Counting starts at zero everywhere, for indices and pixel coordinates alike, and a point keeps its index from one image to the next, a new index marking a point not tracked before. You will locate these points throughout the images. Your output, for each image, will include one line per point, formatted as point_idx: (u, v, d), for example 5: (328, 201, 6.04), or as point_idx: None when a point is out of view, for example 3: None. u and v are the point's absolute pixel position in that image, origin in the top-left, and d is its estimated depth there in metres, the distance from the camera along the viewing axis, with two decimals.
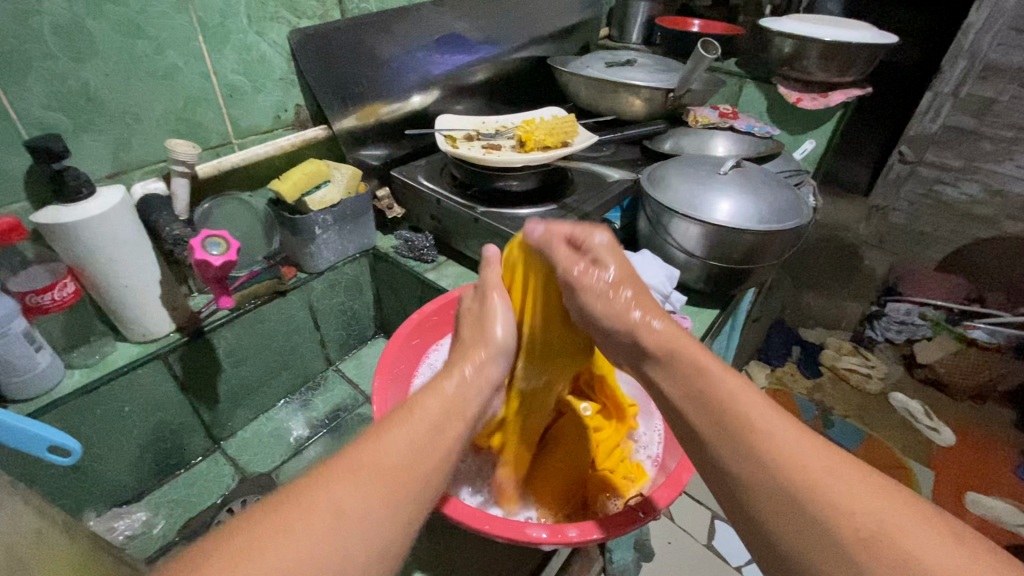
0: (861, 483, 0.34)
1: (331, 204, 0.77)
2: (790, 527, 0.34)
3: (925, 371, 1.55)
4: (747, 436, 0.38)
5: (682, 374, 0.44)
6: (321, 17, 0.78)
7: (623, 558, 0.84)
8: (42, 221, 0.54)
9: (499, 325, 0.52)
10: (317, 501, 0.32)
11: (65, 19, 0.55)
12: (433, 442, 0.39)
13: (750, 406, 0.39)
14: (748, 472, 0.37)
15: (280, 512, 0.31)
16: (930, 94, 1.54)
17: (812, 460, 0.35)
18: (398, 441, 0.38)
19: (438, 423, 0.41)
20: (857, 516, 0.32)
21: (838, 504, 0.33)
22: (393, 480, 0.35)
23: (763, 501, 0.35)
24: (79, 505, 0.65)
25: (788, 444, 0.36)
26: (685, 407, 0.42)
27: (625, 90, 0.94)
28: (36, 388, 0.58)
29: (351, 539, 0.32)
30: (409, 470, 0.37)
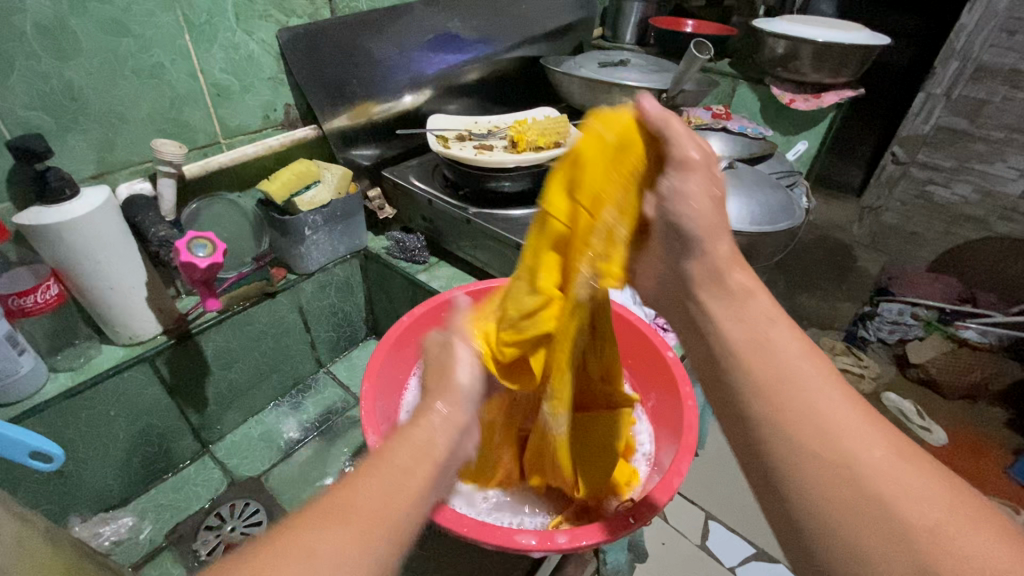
0: (920, 469, 0.29)
1: (321, 205, 0.76)
2: (833, 501, 0.29)
3: (917, 371, 1.54)
4: (797, 395, 0.32)
5: (739, 318, 0.37)
6: (311, 15, 0.77)
7: (617, 559, 0.84)
8: (24, 222, 0.53)
9: (464, 368, 0.44)
10: (295, 545, 0.28)
11: (47, 17, 0.54)
12: (404, 478, 0.34)
13: (806, 366, 0.34)
14: (792, 433, 0.31)
15: (253, 559, 0.26)
16: (923, 95, 1.57)
17: (868, 432, 0.31)
18: (382, 478, 0.33)
19: (409, 463, 0.35)
20: (915, 501, 0.28)
21: (894, 483, 0.28)
22: (350, 531, 0.29)
23: (801, 468, 0.31)
24: (65, 510, 0.64)
25: (840, 411, 0.31)
26: (728, 354, 0.36)
27: (618, 91, 0.94)
28: (19, 392, 0.57)
29: None
30: (374, 518, 0.31)
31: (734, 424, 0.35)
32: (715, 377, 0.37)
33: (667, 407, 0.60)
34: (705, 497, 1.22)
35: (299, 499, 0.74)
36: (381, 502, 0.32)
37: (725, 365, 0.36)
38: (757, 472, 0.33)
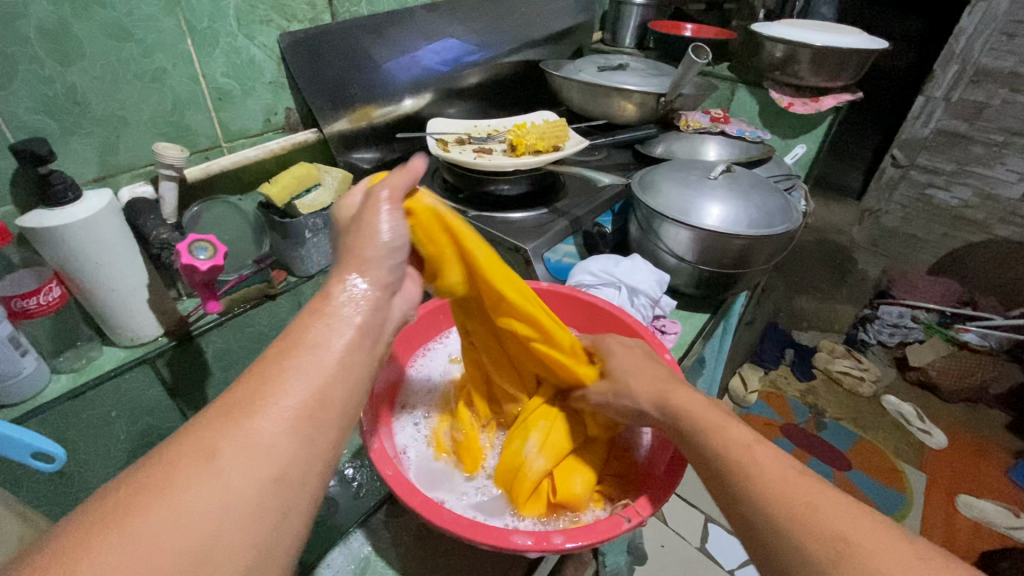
0: (838, 505, 0.33)
1: (321, 208, 0.76)
2: (773, 548, 0.34)
3: (916, 374, 1.56)
4: (730, 453, 0.39)
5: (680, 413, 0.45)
6: (312, 20, 0.78)
7: (616, 561, 0.84)
8: (27, 224, 0.54)
9: (382, 227, 0.41)
10: (205, 447, 0.28)
11: (51, 23, 0.54)
12: (337, 360, 0.33)
13: (735, 432, 0.40)
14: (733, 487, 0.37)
15: (167, 464, 0.27)
16: (922, 98, 1.56)
17: (792, 479, 0.35)
18: (301, 365, 0.32)
19: (335, 341, 0.34)
20: (828, 532, 0.32)
21: (814, 521, 0.32)
22: (283, 413, 0.30)
23: (744, 512, 0.36)
24: (66, 510, 0.65)
25: (769, 463, 0.37)
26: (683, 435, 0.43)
27: (617, 94, 0.94)
28: (23, 393, 0.58)
29: (247, 474, 0.28)
30: (310, 401, 0.31)
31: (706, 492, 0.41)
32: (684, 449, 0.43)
33: None
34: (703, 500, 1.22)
35: None
36: (318, 385, 0.32)
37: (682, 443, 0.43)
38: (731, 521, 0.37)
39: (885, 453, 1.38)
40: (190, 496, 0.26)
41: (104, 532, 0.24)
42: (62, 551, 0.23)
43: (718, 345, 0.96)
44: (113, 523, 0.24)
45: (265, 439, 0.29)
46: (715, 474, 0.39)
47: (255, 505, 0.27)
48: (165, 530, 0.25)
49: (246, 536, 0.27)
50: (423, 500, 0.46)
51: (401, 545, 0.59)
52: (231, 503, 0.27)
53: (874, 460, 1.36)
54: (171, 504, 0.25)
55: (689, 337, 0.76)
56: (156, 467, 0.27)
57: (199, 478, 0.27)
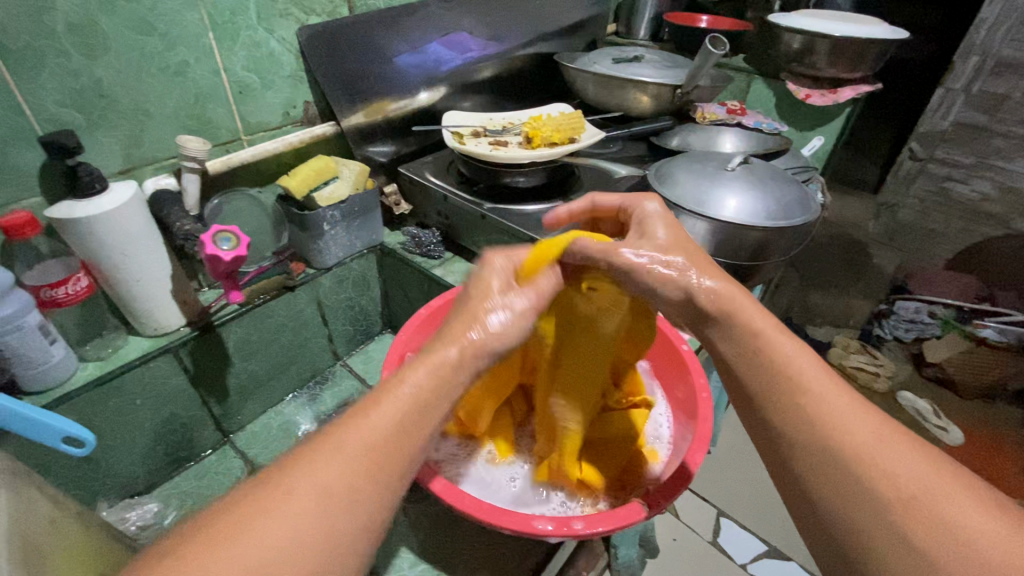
0: (908, 451, 0.34)
1: (339, 200, 0.77)
2: (834, 487, 0.35)
3: (934, 370, 1.55)
4: (799, 395, 0.38)
5: (739, 335, 0.41)
6: (330, 13, 0.79)
7: (629, 554, 0.85)
8: (56, 215, 0.55)
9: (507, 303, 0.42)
10: (299, 479, 0.31)
11: (78, 17, 0.55)
12: (429, 414, 0.36)
13: (803, 366, 0.39)
14: (797, 430, 0.37)
15: (269, 490, 0.30)
16: (942, 90, 1.53)
17: (863, 426, 0.35)
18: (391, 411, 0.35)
19: (432, 396, 0.37)
20: (902, 480, 0.33)
21: (886, 468, 0.33)
22: (379, 460, 0.33)
23: (807, 456, 0.36)
24: (92, 495, 0.66)
25: (839, 406, 0.37)
26: (742, 367, 0.41)
27: (633, 86, 0.94)
28: (51, 379, 0.59)
29: (334, 512, 0.31)
30: (397, 451, 0.34)
31: (754, 420, 0.40)
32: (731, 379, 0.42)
33: (686, 397, 0.61)
34: (716, 494, 1.22)
35: None
36: (408, 435, 0.35)
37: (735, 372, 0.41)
38: (783, 459, 0.38)
39: None
40: (293, 524, 0.29)
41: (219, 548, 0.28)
42: (188, 558, 0.27)
43: None
44: (230, 541, 0.28)
45: (363, 483, 0.32)
46: (773, 410, 0.38)
47: (347, 541, 0.31)
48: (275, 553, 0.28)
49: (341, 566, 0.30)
50: (444, 486, 0.47)
51: (421, 531, 0.60)
52: (330, 535, 0.30)
53: None
54: (277, 528, 0.29)
55: None
56: (259, 487, 0.31)
57: (304, 504, 0.30)
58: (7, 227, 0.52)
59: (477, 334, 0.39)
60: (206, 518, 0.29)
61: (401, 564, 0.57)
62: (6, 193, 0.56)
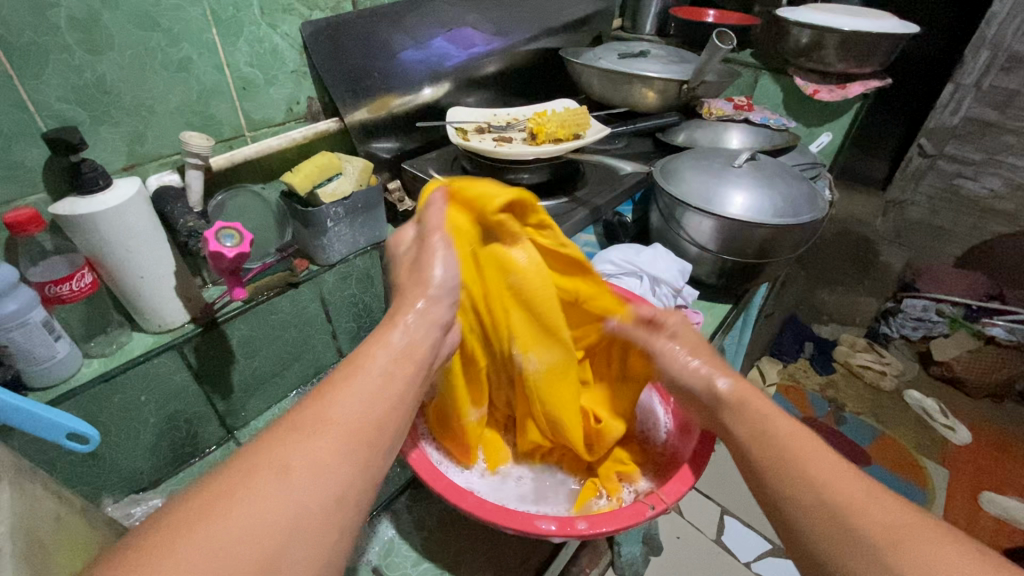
0: (886, 499, 0.37)
1: (342, 196, 0.77)
2: (825, 530, 0.37)
3: (941, 368, 1.52)
4: (791, 456, 0.42)
5: (746, 416, 0.47)
6: (333, 9, 0.78)
7: (631, 551, 0.85)
8: (60, 211, 0.55)
9: (438, 266, 0.49)
10: (270, 459, 0.33)
11: (81, 12, 0.55)
12: (390, 392, 0.40)
13: (795, 435, 0.43)
14: (788, 486, 0.40)
15: (238, 470, 0.32)
16: (952, 86, 1.52)
17: (850, 480, 0.39)
18: (352, 398, 0.38)
19: (388, 372, 0.41)
20: (884, 524, 0.36)
21: (868, 513, 0.36)
22: (348, 435, 0.36)
23: (798, 508, 0.39)
24: (97, 490, 0.66)
25: (820, 461, 0.40)
26: (743, 437, 0.46)
27: (638, 82, 0.93)
28: (55, 375, 0.59)
29: (304, 489, 0.32)
30: (363, 426, 0.37)
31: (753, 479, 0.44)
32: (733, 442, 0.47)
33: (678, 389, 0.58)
34: (721, 493, 1.22)
35: None
36: (374, 413, 0.38)
37: (738, 445, 0.46)
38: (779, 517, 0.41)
39: (906, 448, 1.36)
40: (267, 497, 0.31)
41: (190, 529, 0.28)
42: (157, 540, 0.28)
43: (738, 335, 0.94)
44: (206, 514, 0.29)
45: (332, 454, 0.34)
46: (766, 468, 0.42)
47: (322, 513, 0.32)
48: (250, 523, 0.30)
49: (317, 539, 0.31)
50: (448, 486, 0.47)
51: (424, 530, 0.60)
52: (302, 510, 0.31)
53: (896, 454, 1.34)
54: (252, 500, 0.30)
55: (711, 329, 0.75)
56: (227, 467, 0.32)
57: (275, 482, 0.32)
58: (11, 223, 0.52)
59: (421, 303, 0.47)
60: (180, 497, 0.30)
61: (404, 563, 0.57)
62: (9, 189, 0.56)
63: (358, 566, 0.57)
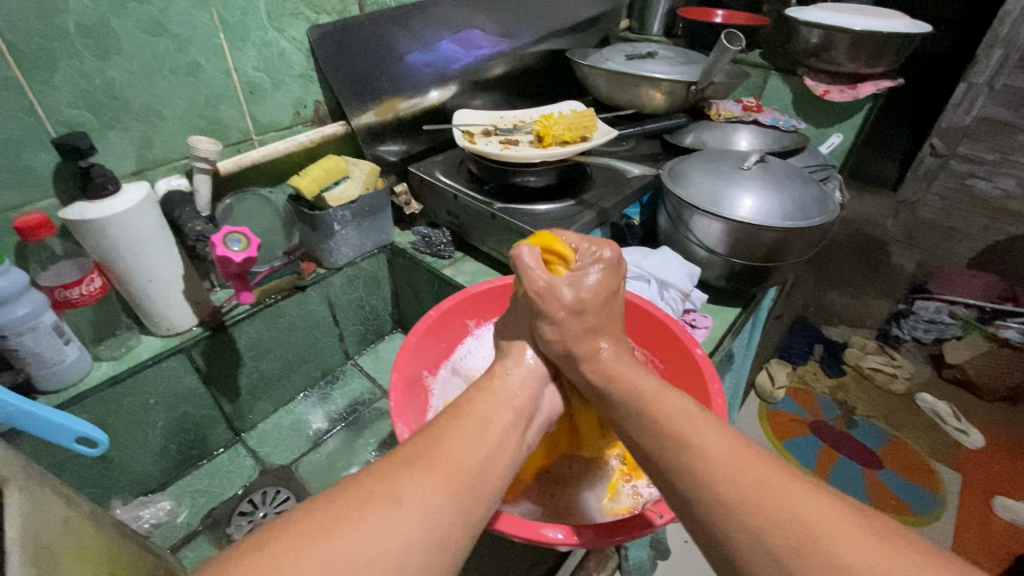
0: (800, 491, 0.33)
1: (349, 200, 0.77)
2: (733, 524, 0.33)
3: (953, 371, 1.50)
4: (689, 446, 0.37)
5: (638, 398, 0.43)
6: (339, 12, 0.78)
7: (639, 555, 0.85)
8: (70, 217, 0.55)
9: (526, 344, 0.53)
10: (383, 486, 0.33)
11: (89, 18, 0.55)
12: (494, 434, 0.40)
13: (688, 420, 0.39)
14: (689, 479, 0.36)
15: (353, 496, 0.32)
16: (964, 85, 1.49)
17: (750, 467, 0.35)
18: (463, 438, 0.38)
19: (487, 414, 0.42)
20: (792, 522, 0.31)
21: (776, 513, 0.32)
22: (454, 470, 0.35)
23: (702, 497, 0.35)
24: (106, 492, 0.67)
25: (723, 452, 0.36)
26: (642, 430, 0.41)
27: (646, 83, 0.92)
28: (65, 379, 0.60)
29: (411, 521, 0.32)
30: (472, 467, 0.36)
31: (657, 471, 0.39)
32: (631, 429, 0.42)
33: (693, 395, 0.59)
34: None
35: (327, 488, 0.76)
36: (478, 457, 0.37)
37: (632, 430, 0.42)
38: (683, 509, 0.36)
39: (917, 451, 1.34)
40: (386, 525, 0.31)
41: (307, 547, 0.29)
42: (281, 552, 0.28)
43: (747, 338, 0.93)
44: (324, 534, 0.30)
45: (438, 489, 0.34)
46: (667, 460, 0.38)
47: (423, 551, 0.31)
48: (361, 553, 0.29)
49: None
50: None
51: None
52: (407, 543, 0.31)
53: (907, 458, 1.32)
54: (369, 529, 0.30)
55: (720, 332, 0.74)
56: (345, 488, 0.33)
57: (388, 515, 0.31)
58: (22, 228, 0.53)
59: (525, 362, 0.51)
60: (301, 509, 0.31)
61: None
62: (21, 195, 0.57)
63: None
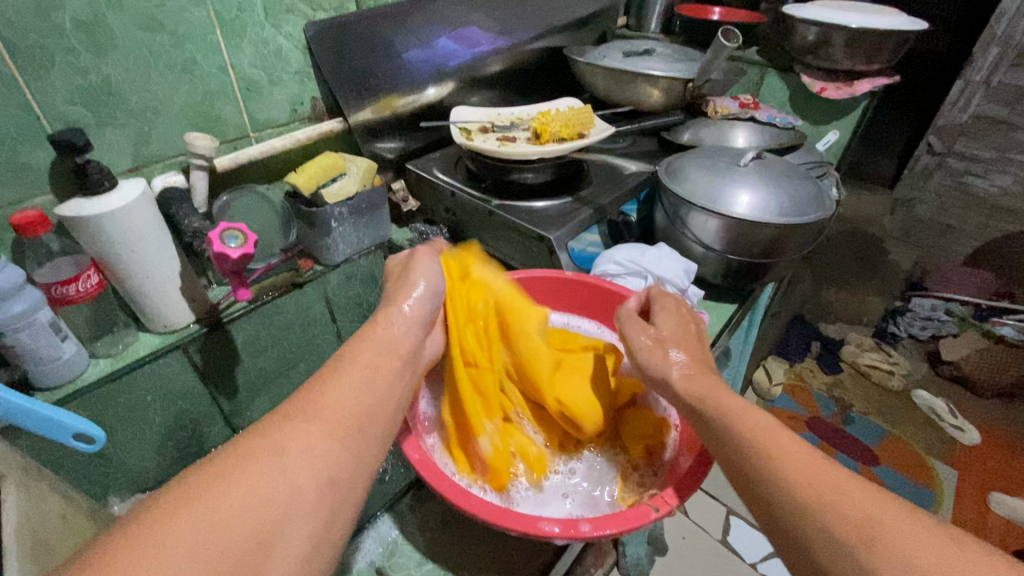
0: (867, 491, 0.33)
1: (347, 196, 0.76)
2: (802, 520, 0.33)
3: (950, 368, 1.51)
4: (757, 445, 0.38)
5: (711, 402, 0.44)
6: (336, 9, 0.78)
7: (636, 551, 0.85)
8: (66, 213, 0.55)
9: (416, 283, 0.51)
10: (262, 441, 0.33)
11: (85, 14, 0.55)
12: (380, 376, 0.41)
13: (761, 423, 0.40)
14: (761, 478, 0.37)
15: (230, 453, 0.32)
16: (961, 82, 1.51)
17: (821, 467, 0.35)
18: (345, 387, 0.39)
19: (373, 361, 0.42)
20: (854, 517, 0.32)
21: (850, 507, 0.32)
22: (335, 419, 0.36)
23: (774, 494, 0.35)
24: (103, 490, 0.67)
25: (800, 452, 0.36)
26: (715, 428, 0.42)
27: (644, 81, 0.92)
28: (62, 377, 0.60)
29: (299, 471, 0.32)
30: (355, 412, 0.37)
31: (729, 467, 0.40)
32: (706, 431, 0.43)
33: None
34: (727, 493, 1.20)
35: None
36: (359, 400, 0.38)
37: (707, 426, 0.43)
38: (758, 507, 0.36)
39: (914, 449, 1.35)
40: (266, 479, 0.31)
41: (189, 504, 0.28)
42: (162, 511, 0.27)
43: (744, 336, 0.94)
44: (203, 491, 0.29)
45: (320, 442, 0.34)
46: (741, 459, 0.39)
47: (314, 496, 0.32)
48: (244, 506, 0.29)
49: (307, 523, 0.31)
50: (452, 486, 0.47)
51: (428, 531, 0.60)
52: (294, 492, 0.31)
53: (904, 454, 1.33)
54: (251, 482, 0.30)
55: (717, 329, 0.74)
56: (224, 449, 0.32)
57: (271, 468, 0.31)
58: (18, 225, 0.52)
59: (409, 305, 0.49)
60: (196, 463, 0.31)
61: (408, 564, 0.57)
62: (18, 191, 0.57)
63: (361, 566, 0.57)
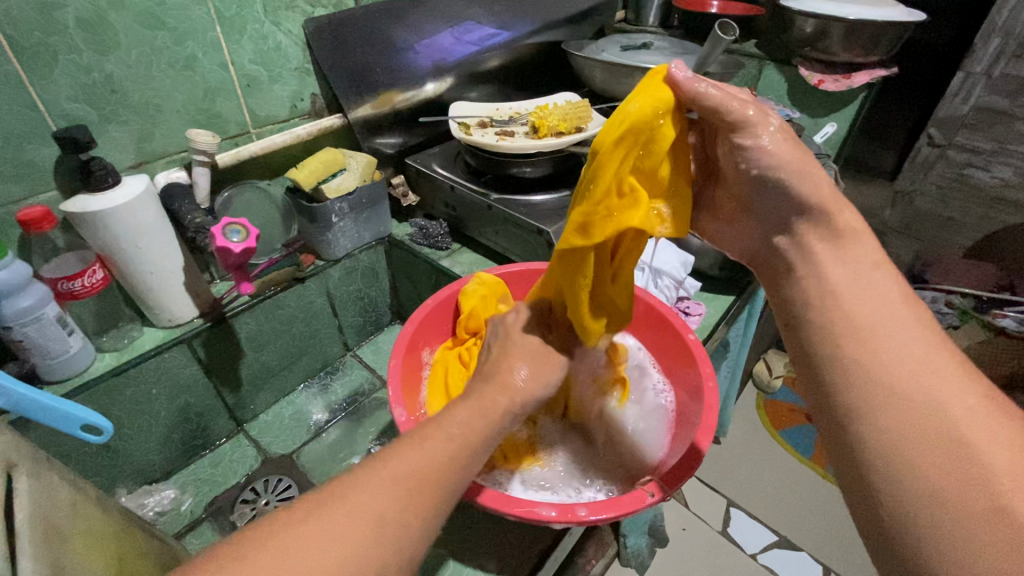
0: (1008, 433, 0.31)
1: (347, 192, 0.78)
2: (918, 446, 0.32)
3: None
4: (883, 355, 0.35)
5: (842, 296, 0.39)
6: (335, 5, 0.79)
7: (637, 542, 0.86)
8: (71, 210, 0.56)
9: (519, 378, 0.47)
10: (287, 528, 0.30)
11: (87, 12, 0.56)
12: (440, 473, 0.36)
13: (892, 332, 0.36)
14: (886, 399, 0.34)
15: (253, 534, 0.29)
16: (961, 74, 1.48)
17: (951, 389, 0.33)
18: (400, 471, 0.35)
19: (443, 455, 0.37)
20: (995, 455, 0.30)
21: (983, 450, 0.30)
22: (370, 509, 0.32)
23: (894, 417, 0.33)
24: (111, 481, 0.68)
25: (930, 382, 0.33)
26: (841, 342, 0.38)
27: (640, 74, 0.93)
28: (69, 369, 0.61)
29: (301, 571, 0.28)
30: (393, 512, 0.32)
31: (831, 372, 0.38)
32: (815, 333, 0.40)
33: (691, 385, 0.59)
34: (728, 485, 1.21)
35: (328, 477, 0.77)
36: (405, 493, 0.33)
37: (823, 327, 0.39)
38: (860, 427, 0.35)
39: None
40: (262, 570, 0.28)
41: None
42: None
43: (743, 328, 0.95)
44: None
45: (380, 520, 0.32)
46: (832, 376, 0.37)
47: None
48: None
49: None
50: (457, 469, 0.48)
51: None
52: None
53: None
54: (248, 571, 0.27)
55: (715, 322, 0.74)
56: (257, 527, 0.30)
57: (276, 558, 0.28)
58: (24, 221, 0.53)
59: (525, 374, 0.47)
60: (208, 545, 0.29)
61: None
62: (26, 187, 0.58)
63: None
